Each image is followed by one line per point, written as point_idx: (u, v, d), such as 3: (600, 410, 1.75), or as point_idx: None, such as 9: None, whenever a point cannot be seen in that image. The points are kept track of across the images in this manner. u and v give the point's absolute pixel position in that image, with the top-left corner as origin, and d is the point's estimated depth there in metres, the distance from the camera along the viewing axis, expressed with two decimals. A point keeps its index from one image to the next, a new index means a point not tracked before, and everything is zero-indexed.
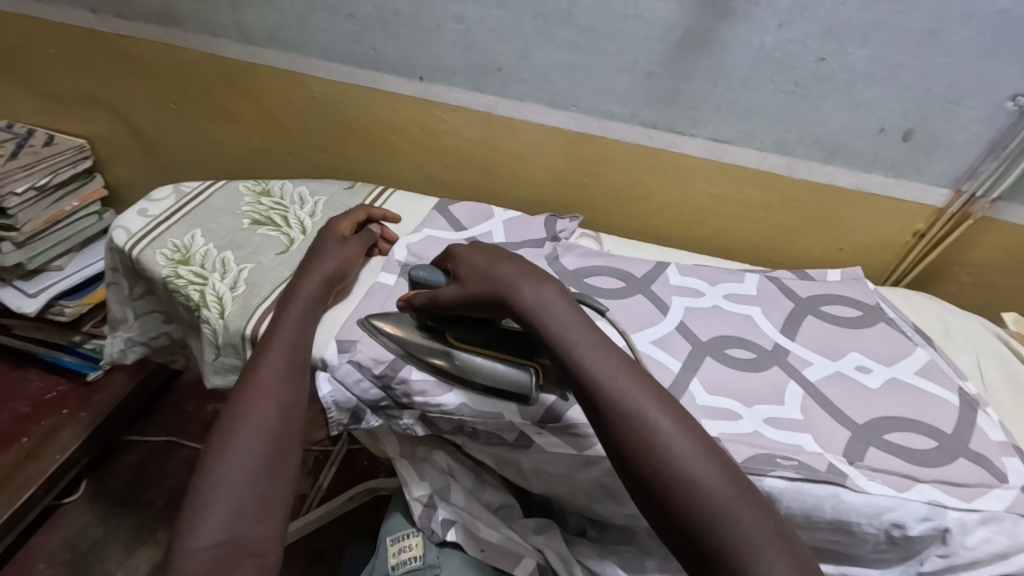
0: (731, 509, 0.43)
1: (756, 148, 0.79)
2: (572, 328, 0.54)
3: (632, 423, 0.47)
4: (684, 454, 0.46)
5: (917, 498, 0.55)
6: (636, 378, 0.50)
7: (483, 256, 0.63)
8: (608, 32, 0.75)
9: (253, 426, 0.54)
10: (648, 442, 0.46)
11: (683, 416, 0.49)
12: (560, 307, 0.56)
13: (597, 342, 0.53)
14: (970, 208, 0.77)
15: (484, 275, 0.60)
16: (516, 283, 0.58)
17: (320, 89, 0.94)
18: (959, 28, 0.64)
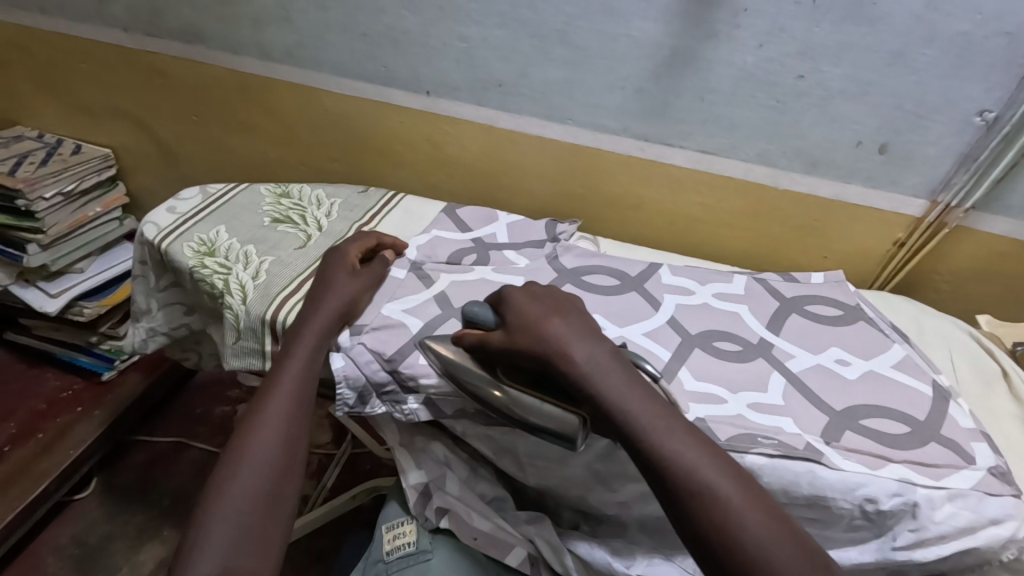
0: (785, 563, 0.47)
1: (741, 160, 0.85)
2: (630, 390, 0.56)
3: (693, 493, 0.51)
4: (749, 522, 0.49)
5: (889, 475, 0.59)
6: (692, 445, 0.54)
7: (536, 307, 0.63)
8: (601, 51, 0.81)
9: (256, 459, 0.58)
10: (712, 512, 0.50)
11: (740, 477, 0.52)
12: (612, 370, 0.58)
13: (647, 405, 0.56)
14: (945, 217, 0.82)
15: (535, 330, 0.61)
16: (567, 344, 0.59)
17: (334, 103, 1.01)
18: (924, 48, 0.70)
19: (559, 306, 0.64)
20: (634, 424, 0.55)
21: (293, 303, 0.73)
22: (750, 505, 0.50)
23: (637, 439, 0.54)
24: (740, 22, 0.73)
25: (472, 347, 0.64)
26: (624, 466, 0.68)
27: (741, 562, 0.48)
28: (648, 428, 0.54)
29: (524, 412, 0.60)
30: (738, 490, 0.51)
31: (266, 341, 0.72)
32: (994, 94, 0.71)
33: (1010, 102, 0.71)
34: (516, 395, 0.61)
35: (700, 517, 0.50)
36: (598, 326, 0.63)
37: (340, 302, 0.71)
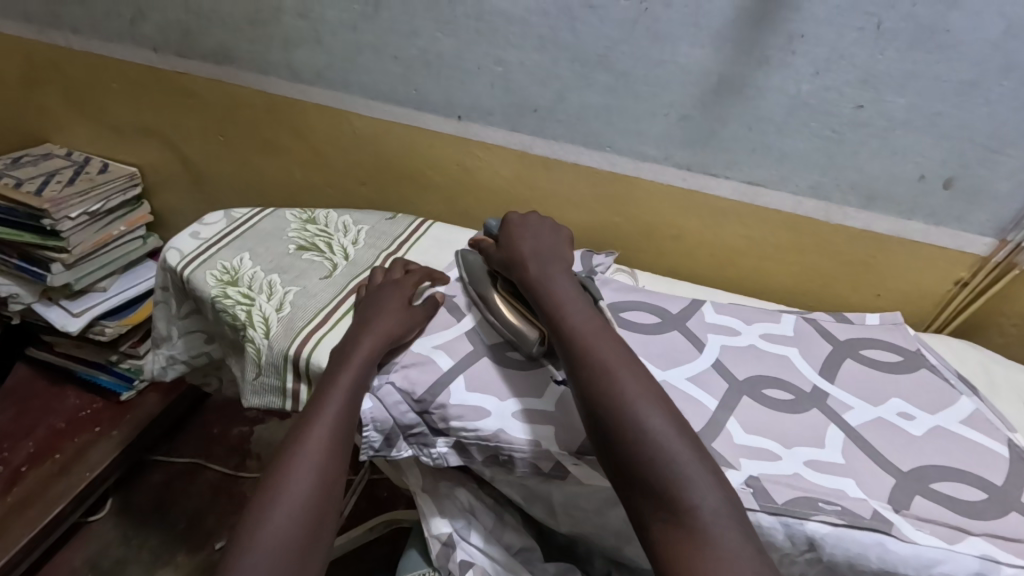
0: (651, 429, 0.52)
1: (791, 192, 0.80)
2: (560, 289, 0.65)
3: (589, 362, 0.57)
4: (633, 391, 0.54)
5: (968, 551, 0.54)
6: (603, 330, 0.61)
7: (519, 225, 0.75)
8: (645, 77, 0.77)
9: (289, 505, 0.54)
10: (602, 377, 0.56)
11: (636, 363, 0.58)
12: (552, 274, 0.67)
13: (575, 300, 0.64)
14: (1015, 257, 0.76)
15: (510, 244, 0.73)
16: (524, 252, 0.70)
17: (363, 126, 0.99)
18: (1000, 78, 0.64)
19: (537, 233, 0.73)
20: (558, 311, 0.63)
21: (317, 338, 0.70)
22: (639, 380, 0.56)
23: (557, 320, 0.62)
24: (796, 48, 0.69)
25: (482, 254, 0.77)
26: None
27: (615, 418, 0.53)
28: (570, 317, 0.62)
29: (497, 316, 0.71)
30: (632, 369, 0.57)
31: (288, 379, 0.69)
32: None
33: None
34: (496, 300, 0.72)
35: (589, 381, 0.56)
36: (567, 248, 0.73)
37: (385, 335, 0.67)
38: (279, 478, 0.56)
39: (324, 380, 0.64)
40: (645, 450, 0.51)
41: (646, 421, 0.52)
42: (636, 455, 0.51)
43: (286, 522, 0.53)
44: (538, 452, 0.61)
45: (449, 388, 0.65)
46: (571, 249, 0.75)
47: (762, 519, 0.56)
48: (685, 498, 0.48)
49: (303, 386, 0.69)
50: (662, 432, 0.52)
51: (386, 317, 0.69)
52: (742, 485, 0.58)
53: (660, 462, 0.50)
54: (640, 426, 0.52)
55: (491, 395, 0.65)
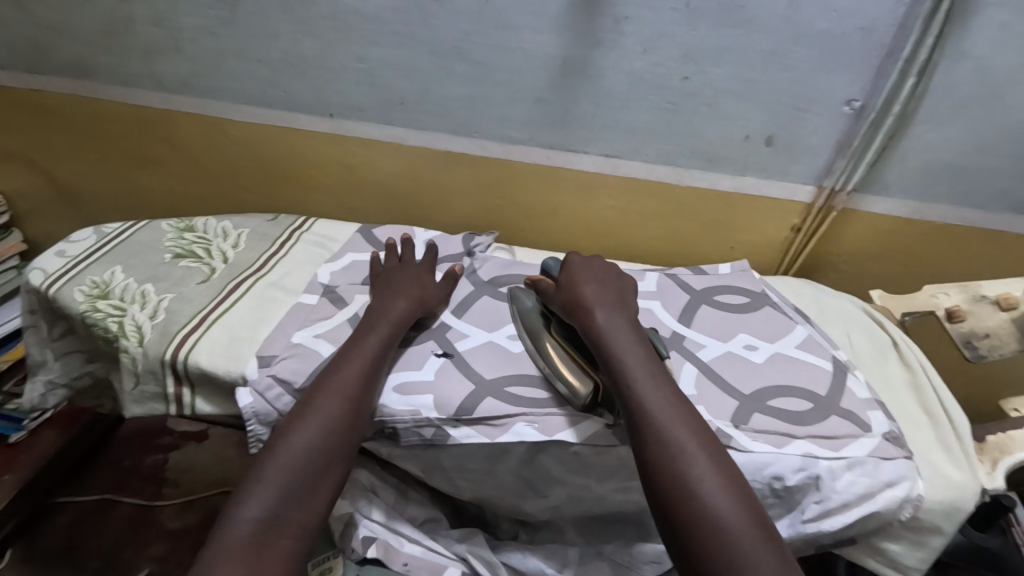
0: (722, 502, 0.50)
1: (643, 161, 0.88)
2: (632, 348, 0.62)
3: (659, 433, 0.55)
4: (702, 466, 0.52)
5: (792, 451, 0.62)
6: (673, 398, 0.58)
7: (582, 269, 0.72)
8: (499, 64, 0.82)
9: (318, 419, 0.59)
10: (673, 452, 0.54)
11: (705, 433, 0.56)
12: (621, 332, 0.64)
13: (647, 364, 0.61)
14: (832, 201, 0.87)
15: (570, 295, 0.69)
16: (592, 306, 0.66)
17: (237, 131, 0.98)
18: (793, 45, 0.74)
19: (602, 279, 0.72)
20: (625, 371, 0.60)
21: (193, 340, 0.70)
22: (711, 456, 0.54)
23: (620, 377, 0.60)
24: (623, 30, 0.76)
25: (540, 295, 0.74)
26: (548, 470, 0.67)
27: (682, 495, 0.51)
28: (639, 379, 0.59)
29: (552, 367, 0.68)
30: (700, 439, 0.55)
31: (169, 384, 0.69)
32: (859, 84, 0.75)
33: (874, 91, 0.75)
34: (549, 348, 0.69)
35: (655, 449, 0.54)
36: (631, 302, 0.70)
37: (411, 300, 0.73)
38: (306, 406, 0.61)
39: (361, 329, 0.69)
40: (710, 527, 0.49)
41: (714, 501, 0.50)
42: (694, 525, 0.50)
43: (302, 450, 0.57)
44: (419, 420, 0.65)
45: None
46: (631, 299, 0.72)
47: (622, 450, 0.64)
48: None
49: (185, 389, 0.70)
50: (732, 515, 0.49)
51: (404, 293, 0.74)
52: (603, 424, 0.64)
53: (724, 542, 0.48)
54: (708, 506, 0.50)
55: None
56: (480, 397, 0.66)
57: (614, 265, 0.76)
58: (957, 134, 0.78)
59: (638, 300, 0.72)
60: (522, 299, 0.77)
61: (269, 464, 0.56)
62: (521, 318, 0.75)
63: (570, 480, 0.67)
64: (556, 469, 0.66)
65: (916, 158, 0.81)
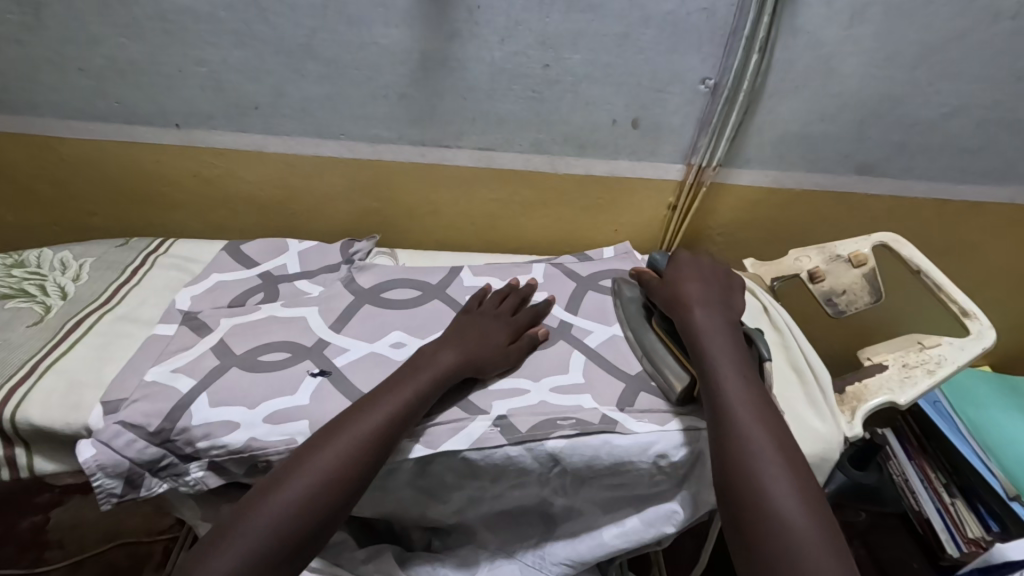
0: (789, 517, 0.50)
1: (518, 151, 0.87)
2: (726, 350, 0.64)
3: (736, 427, 0.57)
4: (772, 469, 0.53)
5: (675, 427, 0.64)
6: (761, 404, 0.59)
7: (689, 271, 0.75)
8: (353, 60, 0.78)
9: (316, 471, 0.54)
10: (744, 445, 0.55)
11: (786, 447, 0.56)
12: (718, 333, 0.66)
13: (739, 368, 0.62)
14: (701, 176, 0.90)
15: (671, 291, 0.73)
16: (692, 302, 0.70)
17: (72, 149, 0.88)
18: (642, 28, 0.75)
19: (707, 280, 0.74)
20: (714, 371, 0.62)
21: (22, 392, 0.61)
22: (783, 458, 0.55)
23: (708, 373, 0.62)
24: (477, 19, 0.74)
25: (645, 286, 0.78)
26: (442, 479, 0.64)
27: (747, 488, 0.53)
28: (725, 379, 0.61)
29: (650, 356, 0.71)
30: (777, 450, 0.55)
31: None
32: (709, 63, 0.78)
33: (724, 69, 0.78)
34: (650, 336, 0.73)
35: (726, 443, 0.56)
36: (737, 306, 0.71)
37: (465, 354, 0.67)
38: (314, 448, 0.56)
39: (402, 373, 0.64)
40: (770, 524, 0.50)
41: (777, 500, 0.51)
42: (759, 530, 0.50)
43: (291, 501, 0.53)
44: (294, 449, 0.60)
45: (191, 410, 0.61)
46: (736, 303, 0.73)
47: (511, 450, 0.62)
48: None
49: (18, 448, 0.61)
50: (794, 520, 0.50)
51: (461, 342, 0.68)
52: (490, 426, 0.62)
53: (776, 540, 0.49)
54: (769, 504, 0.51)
55: (239, 405, 0.62)
56: None
57: (724, 269, 0.77)
58: (802, 106, 0.83)
59: (743, 304, 0.73)
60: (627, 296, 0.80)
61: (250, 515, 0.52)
62: (622, 309, 0.79)
63: (464, 485, 0.65)
64: (448, 477, 0.64)
65: (770, 130, 0.86)
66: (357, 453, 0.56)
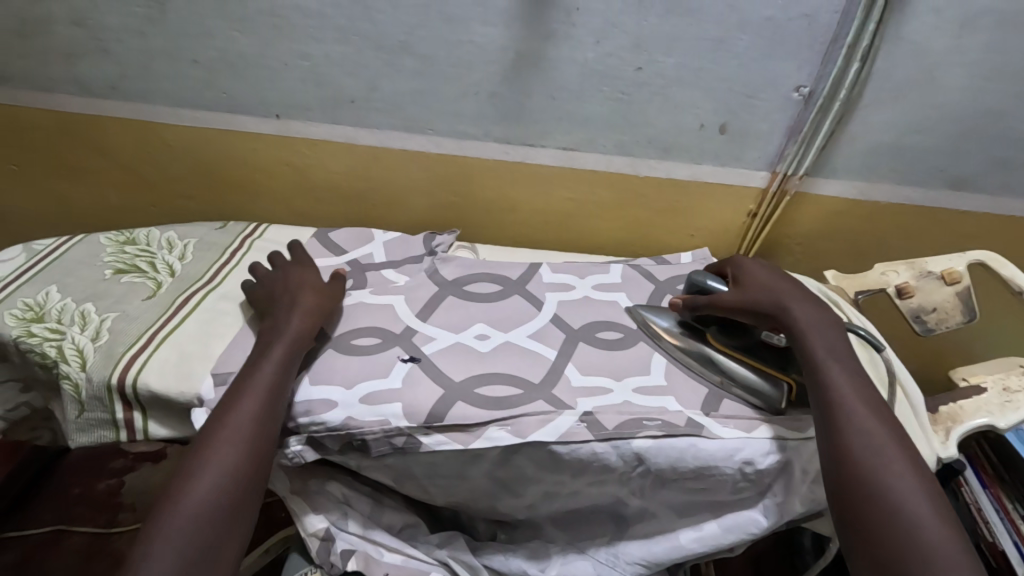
0: (918, 519, 0.49)
1: (600, 152, 0.88)
2: (833, 350, 0.62)
3: (849, 426, 0.55)
4: (894, 471, 0.52)
5: (762, 435, 0.64)
6: (871, 404, 0.58)
7: (766, 269, 0.73)
8: (449, 58, 0.80)
9: (225, 455, 0.54)
10: (862, 446, 0.54)
11: (905, 450, 0.54)
12: (837, 363, 0.61)
13: (846, 367, 0.61)
14: (786, 185, 0.89)
15: (767, 301, 0.68)
16: (786, 299, 0.67)
17: (175, 136, 0.93)
18: (740, 33, 0.74)
19: (784, 277, 0.72)
20: (839, 406, 0.57)
21: (141, 360, 0.66)
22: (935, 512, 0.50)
23: (819, 381, 0.60)
24: (575, 21, 0.75)
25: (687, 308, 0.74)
26: (523, 471, 0.66)
27: (867, 490, 0.51)
28: (855, 418, 0.56)
29: (733, 374, 0.69)
30: (895, 451, 0.54)
31: (117, 409, 0.65)
32: (806, 70, 0.77)
33: (821, 76, 0.77)
34: (719, 354, 0.71)
35: (873, 498, 0.51)
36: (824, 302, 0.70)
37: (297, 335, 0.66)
38: (205, 445, 0.55)
39: (256, 353, 0.64)
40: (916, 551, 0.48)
41: (903, 504, 0.50)
42: (885, 531, 0.49)
43: (214, 480, 0.53)
44: (389, 430, 0.62)
45: (292, 387, 0.64)
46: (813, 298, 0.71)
47: (597, 446, 0.63)
48: None
49: (136, 412, 0.66)
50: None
51: (298, 310, 0.69)
52: (577, 420, 0.64)
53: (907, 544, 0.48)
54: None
55: (336, 385, 0.65)
56: (449, 404, 0.64)
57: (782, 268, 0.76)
58: (900, 117, 0.81)
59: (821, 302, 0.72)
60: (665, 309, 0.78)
61: (180, 501, 0.51)
62: (667, 339, 0.74)
63: (544, 478, 0.67)
64: (529, 469, 0.66)
65: (863, 140, 0.84)
66: (243, 440, 0.56)
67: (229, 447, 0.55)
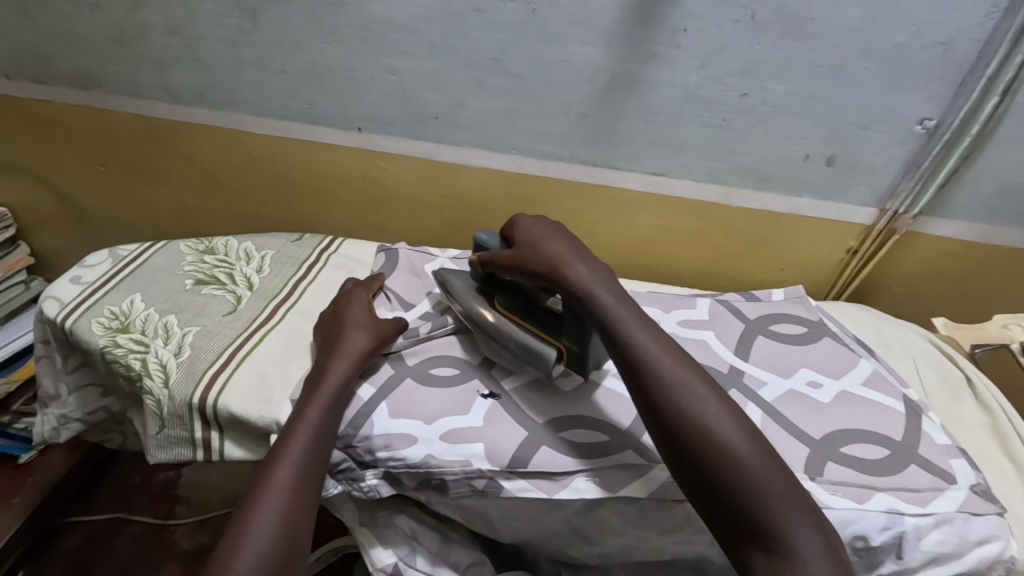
0: (754, 468, 0.46)
1: (691, 180, 0.83)
2: (625, 304, 0.57)
3: (664, 384, 0.51)
4: (716, 419, 0.49)
5: (876, 507, 0.58)
6: (675, 355, 0.54)
7: (540, 225, 0.65)
8: (540, 77, 0.77)
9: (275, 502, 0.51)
10: (683, 403, 0.50)
11: (716, 391, 0.51)
12: (632, 319, 0.56)
13: (642, 320, 0.56)
14: (895, 223, 0.82)
15: (542, 264, 0.61)
16: (569, 259, 0.60)
17: (256, 144, 0.92)
18: (863, 61, 0.68)
19: (560, 233, 0.65)
20: (652, 375, 0.52)
21: (222, 380, 0.65)
22: (765, 457, 0.47)
23: (624, 346, 0.54)
24: (680, 42, 0.70)
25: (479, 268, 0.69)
26: (604, 520, 0.62)
27: (703, 451, 0.48)
28: (673, 386, 0.51)
29: (503, 339, 0.66)
30: (711, 395, 0.51)
31: (197, 428, 0.64)
32: (933, 102, 0.70)
33: (950, 109, 0.71)
34: (493, 320, 0.67)
35: (715, 464, 0.47)
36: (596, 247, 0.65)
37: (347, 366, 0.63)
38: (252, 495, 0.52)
39: (302, 392, 0.61)
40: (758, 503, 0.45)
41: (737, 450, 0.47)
42: (733, 492, 0.46)
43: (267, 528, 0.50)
44: (470, 472, 0.59)
45: (372, 419, 0.62)
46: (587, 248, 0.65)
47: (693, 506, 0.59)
48: (788, 538, 0.44)
49: (214, 432, 0.65)
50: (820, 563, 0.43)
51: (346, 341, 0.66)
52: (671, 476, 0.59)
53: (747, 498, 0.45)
54: (792, 552, 0.43)
55: (415, 420, 0.63)
56: (533, 448, 0.61)
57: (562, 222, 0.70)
58: None
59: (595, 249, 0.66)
60: (461, 273, 0.74)
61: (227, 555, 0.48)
62: (456, 302, 0.71)
63: (627, 531, 0.62)
64: (612, 520, 0.61)
65: (988, 180, 0.76)
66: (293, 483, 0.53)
67: (279, 494, 0.52)
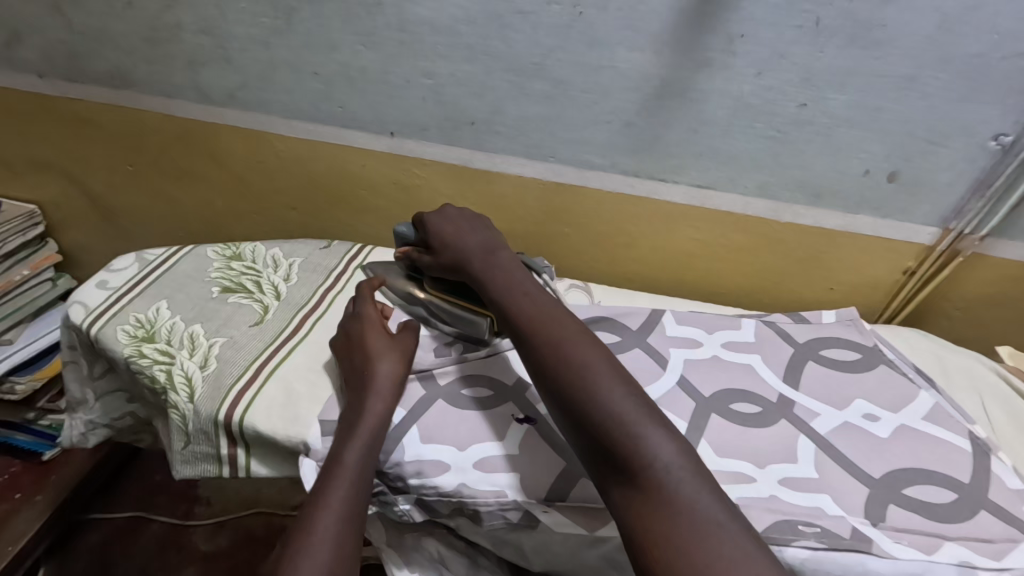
0: (615, 399, 0.49)
1: (739, 193, 0.79)
2: (514, 281, 0.63)
3: (541, 340, 0.55)
4: (583, 360, 0.52)
5: (948, 560, 0.54)
6: (554, 313, 0.58)
7: (452, 219, 0.72)
8: (584, 84, 0.73)
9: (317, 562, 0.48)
10: (556, 352, 0.54)
11: (590, 339, 0.55)
12: (517, 289, 0.62)
13: (527, 288, 0.62)
14: (959, 245, 0.77)
15: (457, 252, 0.68)
16: (472, 250, 0.68)
17: (286, 147, 0.90)
18: (937, 71, 0.64)
19: (471, 225, 0.71)
20: (530, 334, 0.56)
21: (249, 396, 0.63)
22: (625, 388, 0.51)
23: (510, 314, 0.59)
24: (736, 49, 0.66)
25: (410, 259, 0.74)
26: None
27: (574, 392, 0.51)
28: (550, 340, 0.55)
29: (442, 315, 0.71)
30: (582, 343, 0.54)
31: (222, 445, 0.62)
32: (1011, 117, 0.65)
33: None
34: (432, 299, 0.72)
35: (580, 400, 0.50)
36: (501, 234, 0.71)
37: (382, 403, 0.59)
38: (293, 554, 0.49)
39: (337, 434, 0.57)
40: (619, 430, 0.48)
41: (601, 384, 0.50)
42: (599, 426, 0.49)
43: None
44: (504, 503, 0.56)
45: (403, 443, 0.59)
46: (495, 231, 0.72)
47: None
48: (642, 459, 0.46)
49: (240, 450, 0.62)
50: (678, 469, 0.46)
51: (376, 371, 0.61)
52: None
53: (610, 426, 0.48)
54: (649, 467, 0.46)
55: (448, 445, 0.60)
56: (573, 480, 0.58)
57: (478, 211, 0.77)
58: None
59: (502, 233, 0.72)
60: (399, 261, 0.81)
61: None
62: (396, 292, 0.76)
63: None
64: None
65: None
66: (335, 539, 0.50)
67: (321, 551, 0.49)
